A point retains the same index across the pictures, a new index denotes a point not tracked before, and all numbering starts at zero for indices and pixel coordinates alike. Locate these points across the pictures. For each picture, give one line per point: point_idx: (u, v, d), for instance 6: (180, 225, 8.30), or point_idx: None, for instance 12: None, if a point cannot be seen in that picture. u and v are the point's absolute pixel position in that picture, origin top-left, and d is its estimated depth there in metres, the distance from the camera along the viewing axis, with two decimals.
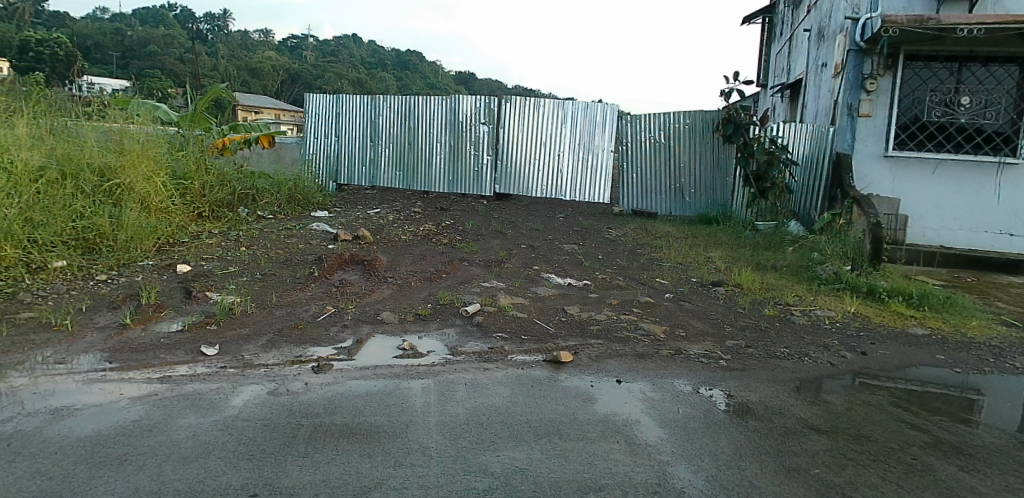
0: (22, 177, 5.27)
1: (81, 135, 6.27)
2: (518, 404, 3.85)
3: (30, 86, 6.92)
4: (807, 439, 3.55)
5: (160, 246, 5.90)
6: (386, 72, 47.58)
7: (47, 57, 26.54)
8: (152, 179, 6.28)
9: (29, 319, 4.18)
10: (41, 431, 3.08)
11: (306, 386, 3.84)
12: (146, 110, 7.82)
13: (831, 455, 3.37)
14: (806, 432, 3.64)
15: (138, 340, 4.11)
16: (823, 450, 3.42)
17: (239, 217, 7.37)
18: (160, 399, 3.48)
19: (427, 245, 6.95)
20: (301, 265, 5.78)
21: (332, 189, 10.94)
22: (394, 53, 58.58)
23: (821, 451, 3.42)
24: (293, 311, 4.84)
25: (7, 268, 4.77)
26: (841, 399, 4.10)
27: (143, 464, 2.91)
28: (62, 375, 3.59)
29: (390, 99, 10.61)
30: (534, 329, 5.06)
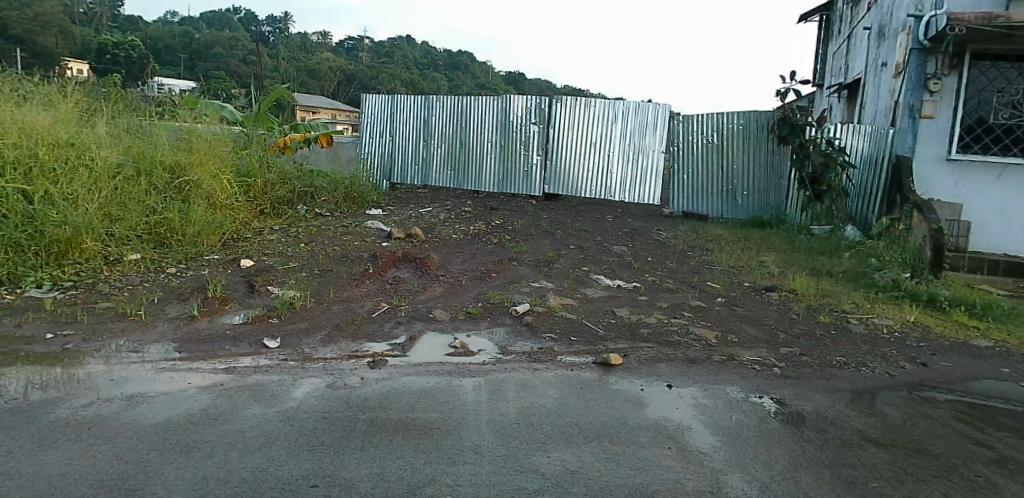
0: (102, 173, 5.50)
1: (154, 134, 6.55)
2: (568, 406, 3.85)
3: (108, 87, 7.23)
4: (865, 452, 3.43)
5: (225, 241, 6.12)
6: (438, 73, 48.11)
7: (122, 59, 28.06)
8: (218, 177, 6.50)
9: (107, 309, 4.39)
10: (118, 416, 3.23)
11: (362, 381, 3.92)
12: (213, 110, 8.11)
13: (891, 469, 3.25)
14: (863, 444, 3.51)
15: (205, 331, 4.27)
16: (881, 464, 3.30)
17: (299, 215, 7.57)
18: (226, 389, 3.61)
19: (478, 244, 7.01)
20: (356, 262, 5.91)
21: (385, 188, 11.13)
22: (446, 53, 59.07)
23: (880, 464, 3.30)
24: (350, 306, 4.95)
25: (89, 259, 5.03)
26: (899, 411, 3.95)
27: (210, 451, 3.03)
28: (135, 364, 3.76)
29: (442, 99, 10.73)
30: (584, 331, 5.04)
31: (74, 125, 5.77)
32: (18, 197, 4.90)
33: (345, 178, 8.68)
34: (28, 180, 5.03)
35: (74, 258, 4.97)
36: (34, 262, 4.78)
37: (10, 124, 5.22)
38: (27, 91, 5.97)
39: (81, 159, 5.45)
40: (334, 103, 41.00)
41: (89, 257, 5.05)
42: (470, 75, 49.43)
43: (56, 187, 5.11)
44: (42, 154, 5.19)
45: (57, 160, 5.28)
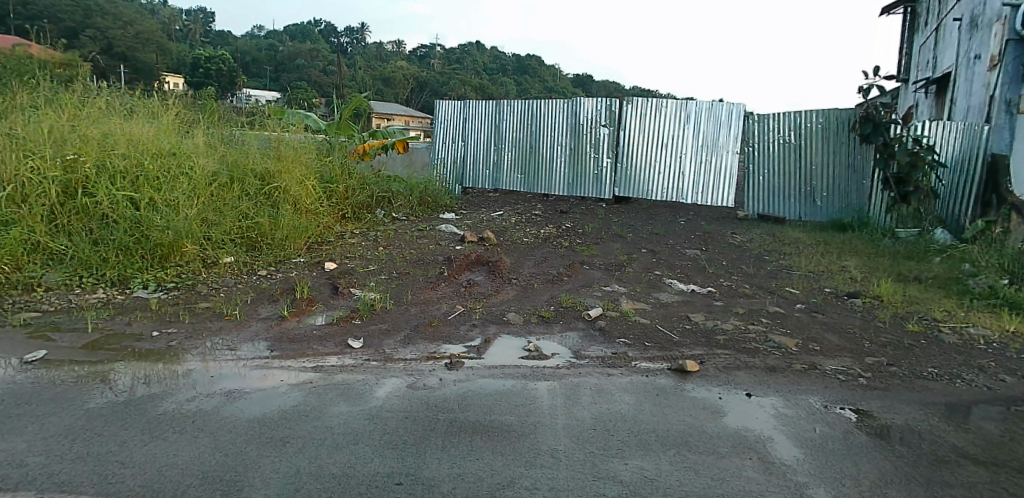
0: (200, 181, 5.84)
1: (246, 143, 6.91)
2: (645, 413, 3.79)
3: (205, 99, 7.69)
4: (962, 469, 3.22)
5: (311, 245, 6.35)
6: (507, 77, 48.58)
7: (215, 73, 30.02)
8: (304, 183, 6.77)
9: (207, 309, 4.66)
10: (218, 411, 3.41)
11: (440, 382, 3.99)
12: (298, 120, 8.49)
13: (992, 489, 3.03)
14: (960, 461, 3.29)
15: (294, 331, 4.46)
16: (981, 483, 3.08)
17: (377, 219, 7.78)
18: (315, 387, 3.76)
19: (549, 248, 7.01)
20: (432, 265, 6.02)
21: (457, 192, 11.29)
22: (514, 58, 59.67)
23: (979, 483, 3.09)
24: (427, 308, 5.05)
25: (189, 262, 5.33)
26: (999, 427, 3.68)
27: (302, 446, 3.16)
28: (231, 361, 3.97)
29: (513, 104, 10.82)
30: (658, 336, 4.95)
31: (176, 137, 6.16)
32: (127, 204, 5.28)
33: (420, 183, 8.85)
34: (135, 189, 5.41)
35: (176, 261, 5.28)
36: (142, 264, 5.11)
37: (120, 137, 5.63)
38: (134, 106, 6.44)
39: (182, 168, 5.80)
40: (406, 109, 42.05)
41: (188, 260, 5.35)
42: (538, 78, 49.64)
43: (160, 195, 5.47)
44: (147, 164, 5.56)
45: (160, 169, 5.65)
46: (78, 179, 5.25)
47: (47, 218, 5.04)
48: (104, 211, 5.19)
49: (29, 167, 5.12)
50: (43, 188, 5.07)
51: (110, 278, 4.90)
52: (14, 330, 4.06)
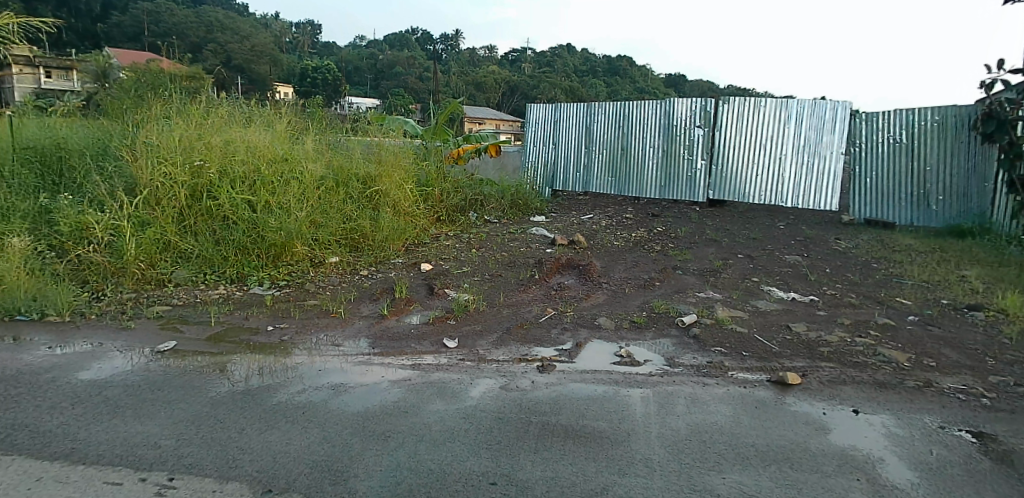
0: (309, 185, 6.19)
1: (350, 148, 7.25)
2: (743, 425, 3.64)
3: (313, 107, 8.15)
4: None
5: (408, 246, 6.56)
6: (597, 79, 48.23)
7: None
8: (403, 187, 7.01)
9: (315, 306, 4.93)
10: (325, 403, 3.59)
11: (533, 384, 4.02)
12: (398, 125, 8.83)
13: None
14: None
15: (393, 329, 4.64)
16: None
17: (470, 221, 7.94)
18: (414, 384, 3.89)
19: (640, 252, 6.90)
20: (523, 268, 6.07)
21: (547, 195, 11.33)
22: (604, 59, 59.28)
23: None
24: (519, 311, 5.10)
25: (298, 261, 5.66)
26: None
27: (402, 441, 3.28)
28: (337, 357, 4.17)
29: (605, 106, 10.73)
30: (756, 346, 4.74)
31: (288, 143, 6.55)
32: (245, 206, 5.67)
33: (511, 186, 8.94)
34: (253, 192, 5.80)
35: (287, 261, 5.62)
36: (257, 263, 5.48)
37: (239, 144, 6.06)
38: (252, 115, 6.91)
39: (293, 173, 6.16)
40: (495, 112, 42.63)
41: (298, 260, 5.68)
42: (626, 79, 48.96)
43: (274, 197, 5.84)
44: (263, 169, 5.96)
45: (274, 174, 6.03)
46: (203, 183, 5.68)
47: (177, 219, 5.50)
48: (226, 213, 5.60)
49: (162, 172, 5.59)
50: (174, 192, 5.54)
51: (230, 276, 5.29)
52: (149, 322, 4.46)
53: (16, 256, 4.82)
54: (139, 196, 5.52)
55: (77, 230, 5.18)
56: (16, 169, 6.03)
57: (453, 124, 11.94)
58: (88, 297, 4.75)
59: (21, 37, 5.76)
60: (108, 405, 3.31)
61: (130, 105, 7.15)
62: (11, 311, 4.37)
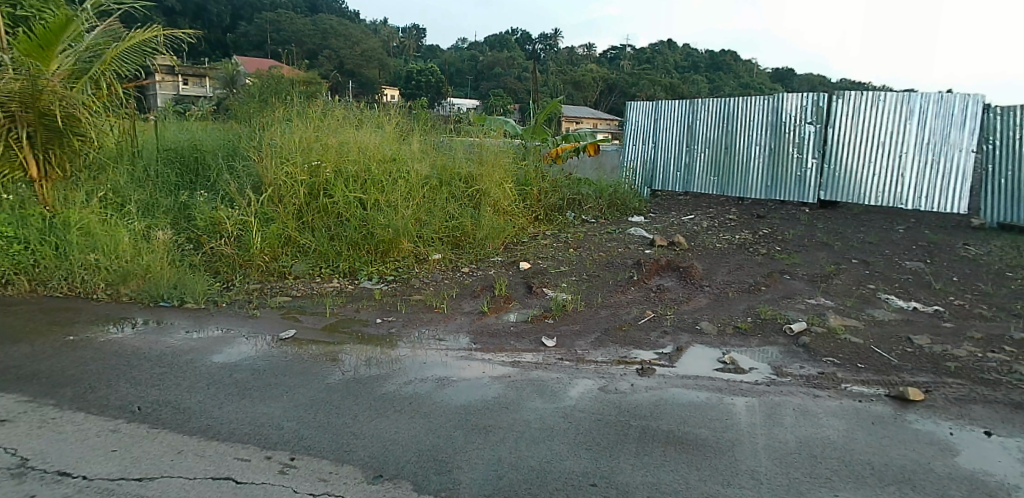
0: (414, 184, 6.41)
1: (452, 148, 7.44)
2: (859, 441, 3.41)
3: (420, 108, 8.45)
4: None
5: (507, 245, 6.64)
6: (698, 75, 46.85)
7: None
8: (503, 186, 7.10)
9: (419, 301, 5.10)
10: (430, 395, 3.71)
11: (632, 387, 3.95)
12: (498, 126, 8.99)
13: None
14: None
15: (493, 326, 4.71)
16: None
17: (568, 221, 7.93)
18: (514, 381, 3.93)
19: (744, 255, 6.62)
20: (621, 268, 5.99)
21: (646, 195, 11.13)
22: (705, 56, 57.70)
23: None
24: (617, 312, 5.04)
25: (404, 257, 5.89)
26: None
27: (503, 437, 3.32)
28: (440, 351, 4.30)
29: (708, 103, 10.39)
30: (873, 358, 4.42)
31: (395, 144, 6.84)
32: (357, 203, 5.97)
33: (610, 186, 8.84)
34: (364, 191, 6.10)
35: (394, 257, 5.84)
36: (367, 258, 5.75)
37: (352, 145, 6.39)
38: (364, 117, 7.26)
39: (400, 172, 6.42)
40: (592, 111, 42.30)
41: (404, 256, 5.89)
42: (730, 74, 47.14)
43: (383, 196, 6.11)
44: (373, 169, 6.25)
45: (383, 173, 6.31)
46: (319, 182, 6.02)
47: (296, 215, 5.87)
48: (340, 210, 5.91)
49: (284, 172, 5.99)
50: (295, 190, 5.91)
51: (343, 270, 5.58)
52: (272, 311, 4.79)
53: (161, 247, 5.31)
54: (263, 193, 5.94)
55: (211, 224, 5.66)
56: (159, 169, 6.67)
57: (553, 122, 11.95)
58: (220, 286, 5.17)
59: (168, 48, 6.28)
60: (238, 387, 3.59)
61: (255, 110, 7.71)
62: (156, 296, 4.83)
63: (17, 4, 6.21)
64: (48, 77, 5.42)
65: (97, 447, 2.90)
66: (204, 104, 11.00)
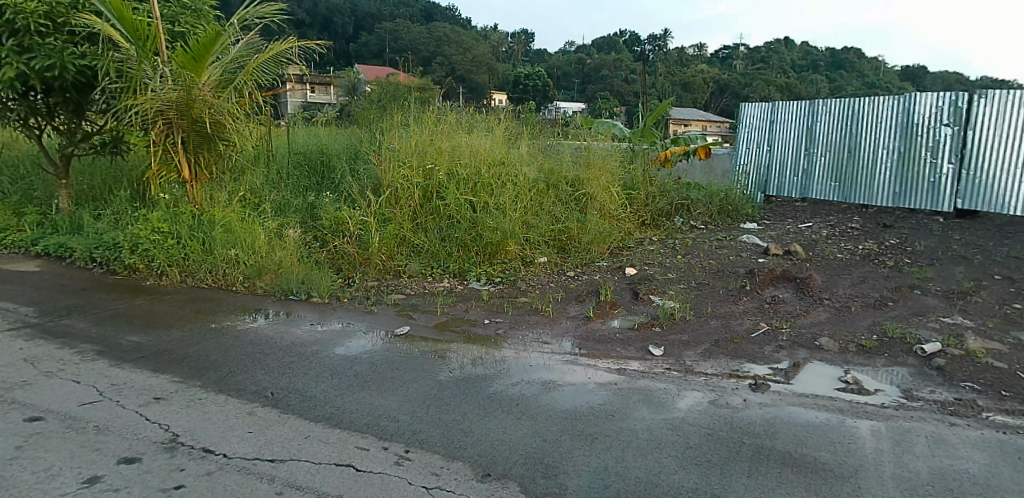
0: (522, 187, 6.51)
1: (560, 152, 7.48)
2: (1006, 478, 3.06)
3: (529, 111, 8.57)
4: None
5: (613, 250, 6.56)
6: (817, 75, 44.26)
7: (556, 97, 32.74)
8: (610, 190, 7.04)
9: (525, 303, 5.16)
10: (537, 398, 3.73)
11: (744, 403, 3.76)
12: (606, 129, 8.95)
13: None
14: None
15: (599, 332, 4.68)
16: None
17: (676, 226, 7.73)
18: (620, 389, 3.87)
19: (868, 267, 6.16)
20: (732, 277, 5.76)
21: (759, 201, 10.63)
22: (826, 54, 54.57)
23: None
24: (728, 323, 4.84)
25: (511, 260, 5.96)
26: None
27: (610, 445, 3.28)
28: (547, 354, 4.32)
29: (828, 103, 9.81)
30: (1021, 386, 3.96)
31: (505, 147, 6.98)
32: (467, 206, 6.14)
33: (721, 191, 8.53)
34: (474, 194, 6.26)
35: (502, 259, 5.95)
36: (475, 259, 5.89)
37: (464, 149, 6.61)
38: (476, 121, 7.46)
39: (509, 175, 6.54)
40: (698, 112, 40.94)
41: (511, 258, 5.98)
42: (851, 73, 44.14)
43: (492, 199, 6.24)
44: (483, 172, 6.42)
45: (493, 177, 6.46)
46: (433, 184, 6.27)
47: (411, 216, 6.12)
48: (451, 212, 6.11)
49: (401, 175, 6.28)
50: (410, 192, 6.18)
51: (453, 270, 5.74)
52: (388, 308, 5.01)
53: (291, 244, 5.70)
54: (382, 195, 6.26)
55: (335, 224, 6.03)
56: (291, 172, 7.18)
57: (662, 124, 11.71)
58: (342, 282, 5.47)
59: (301, 59, 6.73)
60: (357, 379, 3.78)
61: (375, 115, 8.12)
62: (286, 290, 5.21)
63: (175, 20, 6.85)
64: (199, 87, 5.97)
65: (236, 428, 3.15)
66: (329, 110, 11.74)
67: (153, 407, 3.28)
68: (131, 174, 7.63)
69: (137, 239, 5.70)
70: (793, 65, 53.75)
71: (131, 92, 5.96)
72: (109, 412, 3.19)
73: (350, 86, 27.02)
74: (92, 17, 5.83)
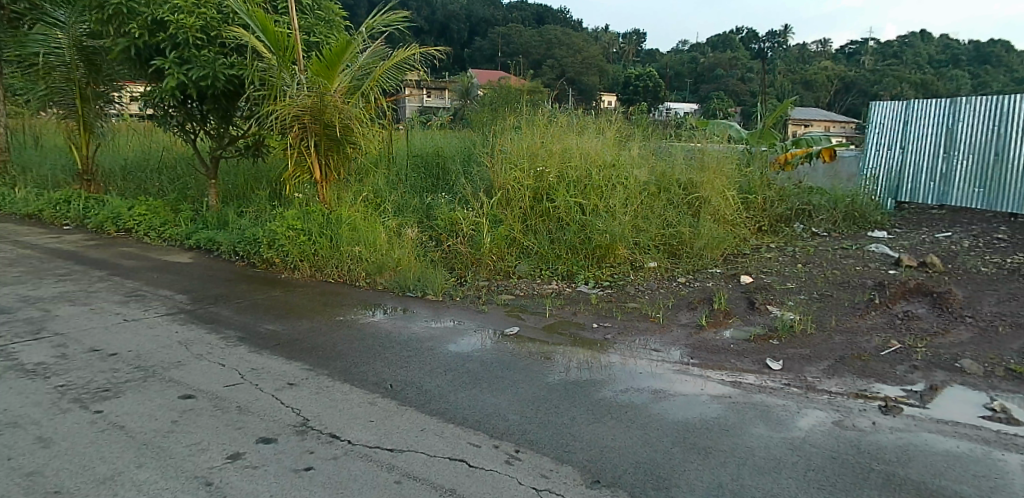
0: (633, 189, 6.42)
1: (673, 154, 7.31)
2: None
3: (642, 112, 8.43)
4: None
5: (727, 256, 6.32)
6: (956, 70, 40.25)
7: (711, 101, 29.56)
8: (725, 194, 6.79)
9: (634, 309, 5.09)
10: (647, 407, 3.66)
11: (873, 426, 3.48)
12: (722, 129, 8.67)
13: None
14: None
15: (712, 342, 4.53)
16: None
17: (795, 233, 7.33)
18: (736, 403, 3.72)
19: (1020, 283, 5.52)
20: (859, 289, 5.38)
21: (889, 208, 9.77)
22: (969, 46, 49.55)
23: None
24: (855, 339, 4.52)
25: (620, 264, 5.88)
26: None
27: (725, 460, 3.14)
28: (658, 362, 4.23)
29: (973, 100, 8.92)
30: None
31: (616, 149, 6.93)
32: (577, 208, 6.15)
33: (845, 196, 7.99)
34: (584, 196, 6.26)
35: (610, 263, 5.89)
36: (584, 262, 5.87)
37: (575, 151, 6.64)
38: (587, 123, 7.46)
39: (620, 178, 6.47)
40: (817, 112, 38.47)
41: (620, 262, 5.91)
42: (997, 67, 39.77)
43: (602, 201, 6.21)
44: (594, 174, 6.41)
45: (603, 179, 6.43)
46: (544, 186, 6.34)
47: (521, 218, 6.22)
48: (561, 214, 6.15)
49: (513, 177, 6.40)
50: (521, 194, 6.29)
51: (562, 273, 5.75)
52: (498, 307, 5.10)
53: (409, 243, 5.94)
54: (494, 197, 6.41)
55: (449, 224, 6.23)
56: (408, 173, 7.50)
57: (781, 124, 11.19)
58: (454, 281, 5.64)
59: (422, 65, 7.00)
60: (470, 376, 3.88)
61: (487, 119, 8.29)
62: (403, 287, 5.43)
63: (310, 31, 7.33)
64: (331, 94, 6.37)
65: (358, 416, 3.32)
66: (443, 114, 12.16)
67: (287, 391, 3.53)
68: (268, 175, 8.29)
69: (274, 235, 6.14)
70: (926, 61, 49.19)
71: (272, 98, 6.45)
72: (250, 394, 3.47)
73: (466, 89, 27.82)
74: (241, 30, 6.35)
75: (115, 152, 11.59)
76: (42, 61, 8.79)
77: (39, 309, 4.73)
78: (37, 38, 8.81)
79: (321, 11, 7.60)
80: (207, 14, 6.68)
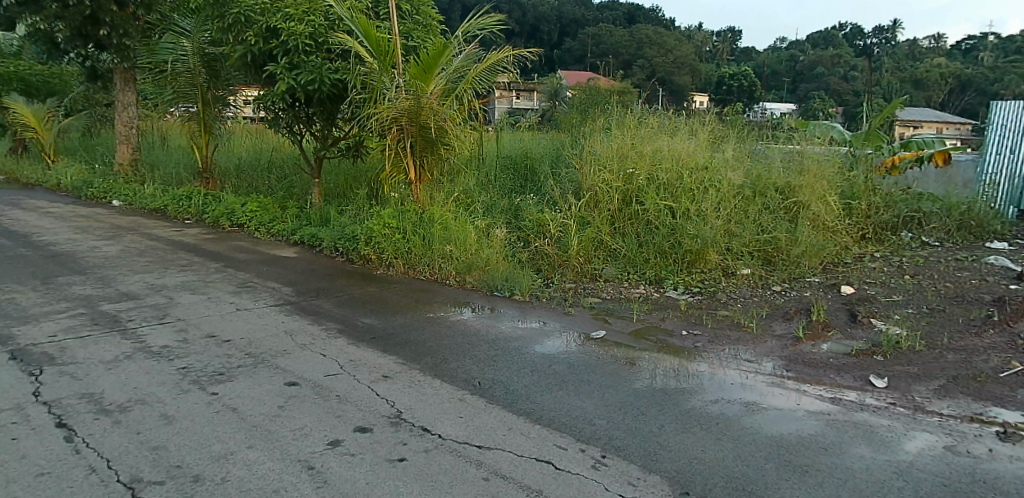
0: (727, 193, 6.23)
1: (770, 156, 7.04)
2: None
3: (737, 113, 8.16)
4: None
5: (826, 265, 6.03)
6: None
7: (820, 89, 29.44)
8: (826, 199, 6.48)
9: (726, 316, 4.95)
10: (739, 420, 3.54)
11: (991, 454, 3.20)
12: (823, 131, 8.28)
13: None
14: None
15: (810, 355, 4.33)
16: None
17: (902, 241, 6.90)
18: (835, 420, 3.54)
19: None
20: (976, 305, 4.99)
21: (1010, 216, 8.90)
22: None
23: None
24: (969, 359, 4.20)
25: (711, 270, 5.74)
26: None
27: (823, 480, 2.97)
28: (753, 373, 4.10)
29: None
30: None
31: (709, 151, 6.76)
32: (666, 212, 6.05)
33: (960, 203, 7.42)
34: (674, 200, 6.15)
35: (700, 268, 5.76)
36: (673, 267, 5.77)
37: (666, 152, 6.54)
38: (679, 123, 7.31)
39: (712, 181, 6.31)
40: (926, 112, 35.84)
41: (711, 268, 5.77)
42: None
43: (693, 205, 6.08)
44: (685, 177, 6.28)
45: (695, 182, 6.29)
46: (633, 189, 6.28)
47: (609, 220, 6.20)
48: (649, 217, 6.07)
49: (601, 179, 6.38)
50: (609, 196, 6.26)
51: (649, 277, 5.67)
52: (585, 310, 5.10)
53: (497, 243, 6.03)
54: (582, 199, 6.42)
55: (537, 225, 6.29)
56: (496, 174, 7.61)
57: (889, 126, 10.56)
58: (541, 282, 5.68)
59: (515, 67, 7.07)
60: (557, 378, 3.90)
61: (576, 120, 8.28)
62: (492, 286, 5.52)
63: (409, 35, 7.51)
64: (427, 96, 6.55)
65: (448, 412, 3.41)
66: (531, 115, 12.24)
67: (382, 383, 3.68)
68: (365, 175, 8.67)
69: (370, 233, 6.40)
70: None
71: (371, 101, 6.72)
72: (348, 384, 3.64)
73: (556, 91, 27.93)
74: (345, 36, 6.67)
75: (229, 152, 12.47)
76: (170, 67, 9.56)
77: (162, 295, 5.16)
78: (166, 47, 9.59)
79: (419, 16, 7.84)
80: (315, 21, 7.06)
